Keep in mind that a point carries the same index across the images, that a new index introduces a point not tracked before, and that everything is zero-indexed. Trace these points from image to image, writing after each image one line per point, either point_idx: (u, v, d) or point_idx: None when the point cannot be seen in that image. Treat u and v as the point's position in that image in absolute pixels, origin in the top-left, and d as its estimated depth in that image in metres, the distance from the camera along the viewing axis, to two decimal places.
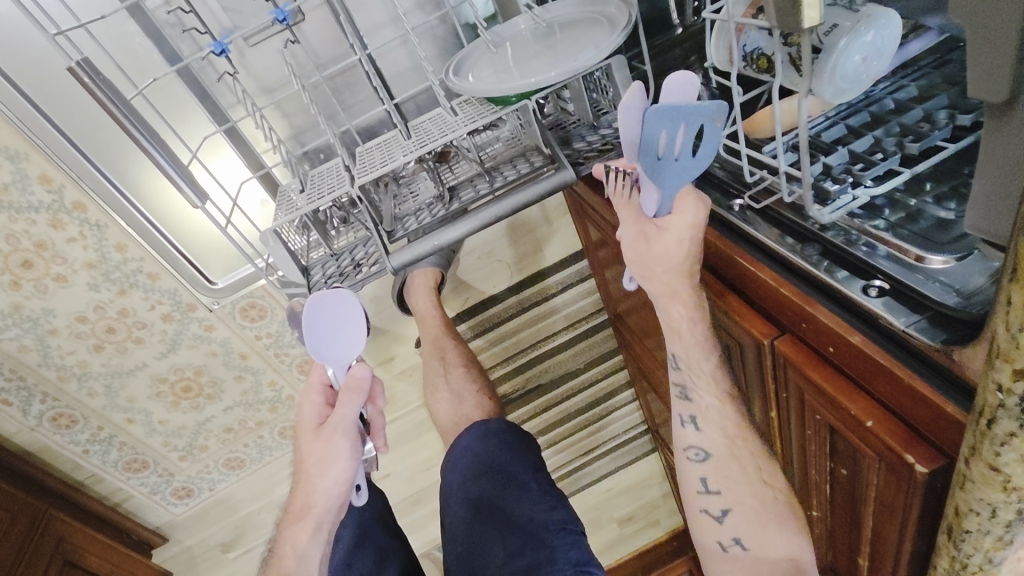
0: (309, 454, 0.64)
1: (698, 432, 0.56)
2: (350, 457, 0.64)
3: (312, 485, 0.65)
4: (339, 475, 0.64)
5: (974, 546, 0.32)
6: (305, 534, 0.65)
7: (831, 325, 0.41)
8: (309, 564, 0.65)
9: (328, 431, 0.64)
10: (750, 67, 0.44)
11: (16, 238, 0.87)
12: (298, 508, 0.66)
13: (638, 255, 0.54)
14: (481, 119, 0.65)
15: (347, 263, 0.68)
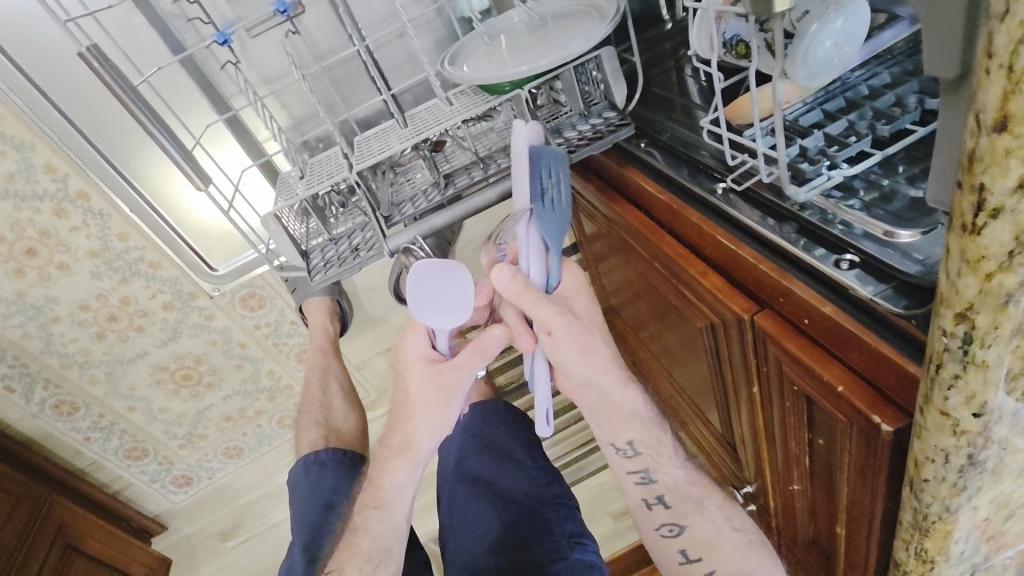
0: (416, 397, 0.60)
1: None
2: (456, 407, 0.61)
3: (415, 427, 0.62)
4: (444, 422, 0.62)
5: (933, 494, 0.34)
6: (400, 468, 0.65)
7: (806, 298, 0.44)
8: (401, 498, 0.67)
9: (446, 379, 0.58)
10: (730, 54, 0.46)
11: (20, 226, 0.89)
12: (397, 445, 0.64)
13: (574, 336, 0.56)
14: (475, 108, 0.68)
15: (345, 248, 0.70)
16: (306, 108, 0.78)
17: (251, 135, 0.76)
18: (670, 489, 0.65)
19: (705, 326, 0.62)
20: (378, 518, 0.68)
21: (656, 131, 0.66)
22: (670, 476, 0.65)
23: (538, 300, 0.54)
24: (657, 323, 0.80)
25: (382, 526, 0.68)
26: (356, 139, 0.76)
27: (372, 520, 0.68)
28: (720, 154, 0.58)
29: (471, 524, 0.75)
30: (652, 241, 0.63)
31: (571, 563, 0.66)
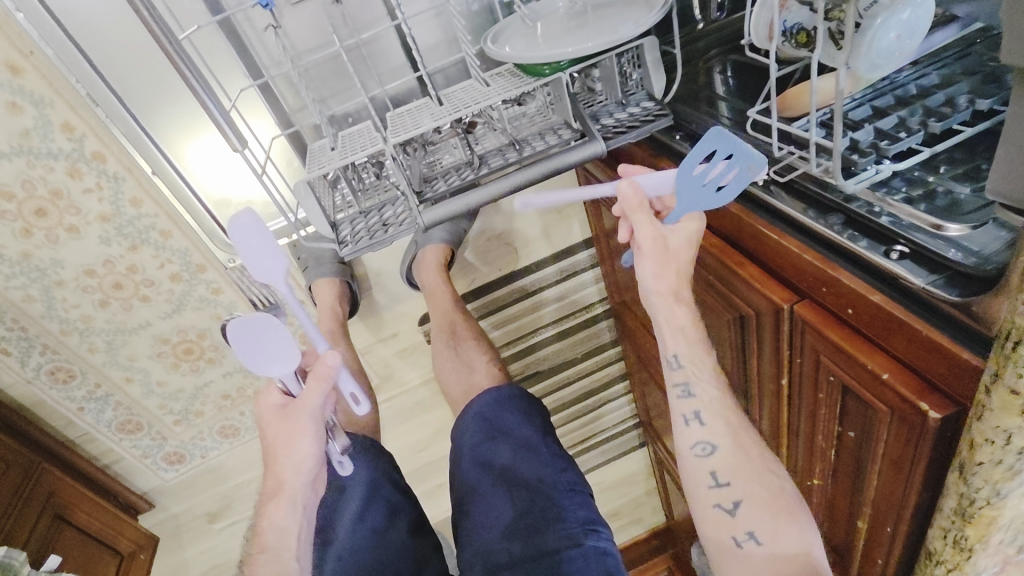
0: (276, 439, 0.62)
1: (692, 397, 0.58)
2: (314, 436, 0.62)
3: (282, 464, 0.62)
4: (311, 452, 0.62)
5: (984, 478, 0.35)
6: (283, 511, 0.62)
7: (855, 287, 0.44)
8: (288, 538, 0.62)
9: (292, 413, 0.61)
10: (789, 42, 0.46)
11: (32, 184, 0.87)
12: (268, 491, 0.63)
13: (659, 260, 0.57)
14: (515, 89, 0.67)
15: (375, 221, 0.70)
16: (340, 81, 0.78)
17: (283, 103, 0.75)
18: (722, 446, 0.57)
19: (733, 318, 0.62)
20: (266, 560, 0.61)
21: (694, 124, 0.66)
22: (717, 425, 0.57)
23: (644, 220, 0.57)
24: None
25: (271, 569, 0.60)
26: (389, 114, 0.75)
27: (258, 565, 0.61)
28: (760, 146, 0.58)
29: (484, 509, 0.75)
30: None
31: (586, 550, 0.68)
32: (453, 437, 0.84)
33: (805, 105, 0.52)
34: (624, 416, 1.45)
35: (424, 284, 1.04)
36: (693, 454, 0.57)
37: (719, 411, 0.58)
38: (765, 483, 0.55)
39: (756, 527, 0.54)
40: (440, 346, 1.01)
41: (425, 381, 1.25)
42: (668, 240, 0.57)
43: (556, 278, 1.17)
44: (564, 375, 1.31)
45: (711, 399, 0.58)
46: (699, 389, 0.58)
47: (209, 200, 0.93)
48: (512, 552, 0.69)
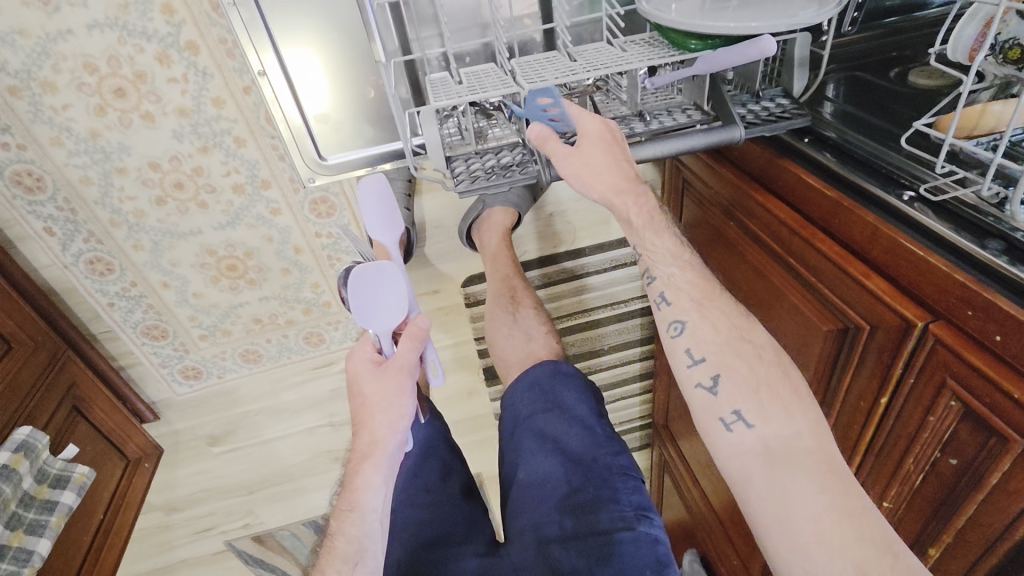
0: (374, 397, 0.64)
1: (671, 307, 0.64)
2: (410, 395, 0.65)
3: (378, 423, 0.64)
4: (406, 411, 0.65)
5: None
6: (377, 471, 0.64)
7: (1013, 314, 0.44)
8: (378, 497, 0.65)
9: (391, 372, 0.64)
10: (997, 57, 0.46)
11: (118, 61, 0.83)
12: (361, 449, 0.65)
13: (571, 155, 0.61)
14: (660, 57, 0.65)
15: (490, 164, 0.67)
16: (466, 18, 0.75)
17: (407, 30, 0.74)
18: (668, 282, 0.65)
19: (833, 329, 0.62)
20: (355, 519, 0.64)
21: (827, 130, 0.65)
22: (665, 272, 0.65)
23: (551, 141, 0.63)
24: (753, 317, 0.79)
25: (359, 526, 0.64)
26: (516, 60, 0.72)
27: (348, 521, 0.65)
28: (911, 162, 0.57)
29: (538, 480, 0.74)
30: (802, 236, 0.64)
31: (638, 535, 0.67)
32: (507, 401, 0.84)
33: (986, 126, 0.51)
34: (635, 414, 1.46)
35: (485, 245, 1.02)
36: (669, 335, 0.64)
37: (684, 289, 0.64)
38: (739, 355, 0.60)
39: (743, 407, 0.59)
40: (496, 310, 1.00)
41: (455, 344, 1.24)
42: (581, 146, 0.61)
43: (608, 265, 1.17)
44: (589, 363, 1.30)
45: (671, 276, 0.65)
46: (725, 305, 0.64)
47: (309, 114, 0.82)
48: (564, 527, 0.69)
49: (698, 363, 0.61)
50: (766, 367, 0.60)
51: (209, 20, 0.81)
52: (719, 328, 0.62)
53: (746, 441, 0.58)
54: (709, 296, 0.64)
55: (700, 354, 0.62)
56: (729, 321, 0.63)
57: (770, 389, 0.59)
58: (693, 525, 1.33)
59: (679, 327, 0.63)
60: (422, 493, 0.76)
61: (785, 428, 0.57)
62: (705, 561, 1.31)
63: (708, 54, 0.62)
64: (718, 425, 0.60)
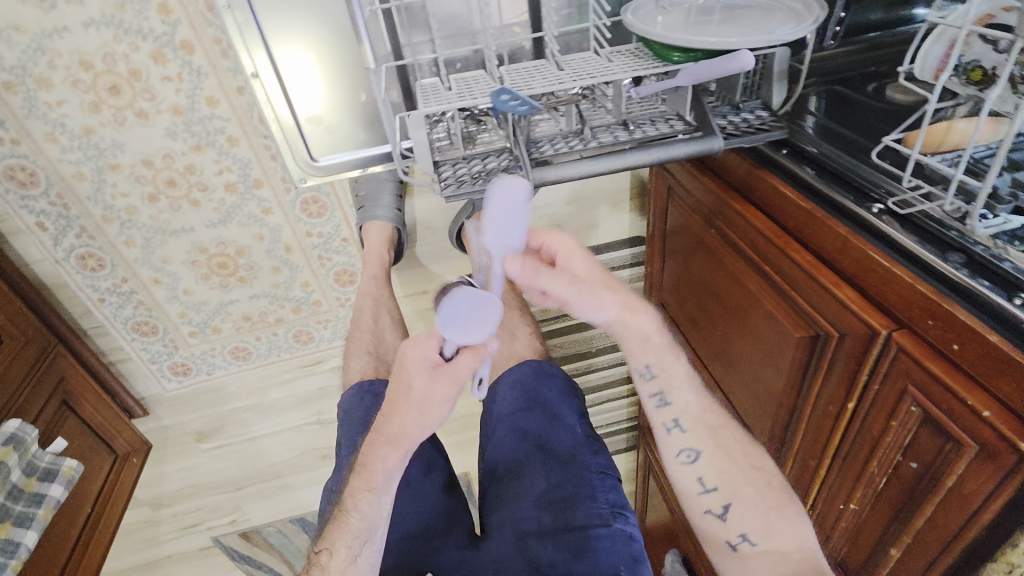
0: (418, 395, 0.65)
1: (683, 435, 0.70)
2: (451, 404, 0.66)
3: (411, 417, 0.66)
4: (439, 415, 0.67)
5: None
6: (396, 457, 0.67)
7: (969, 324, 0.46)
8: (391, 480, 0.67)
9: (443, 377, 0.65)
10: (958, 78, 0.48)
11: (113, 59, 0.83)
12: (389, 435, 0.67)
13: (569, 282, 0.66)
14: (643, 68, 0.67)
15: (477, 169, 0.69)
16: (456, 23, 0.77)
17: (399, 35, 0.76)
18: (684, 410, 0.70)
19: (805, 337, 0.64)
20: (371, 500, 0.67)
21: (803, 143, 0.67)
22: (681, 400, 0.70)
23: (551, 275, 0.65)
24: (731, 323, 0.81)
25: (372, 508, 0.67)
26: (504, 67, 0.74)
27: (364, 500, 0.67)
28: (881, 176, 0.59)
29: (518, 476, 0.76)
30: (778, 246, 0.66)
31: (614, 531, 0.69)
32: (491, 399, 0.86)
33: (950, 143, 0.53)
34: (620, 416, 1.48)
35: (473, 246, 1.04)
36: (681, 462, 0.70)
37: (698, 419, 0.70)
38: (750, 484, 0.66)
39: (749, 530, 0.66)
40: None
41: None
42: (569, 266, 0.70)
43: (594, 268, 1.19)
44: (574, 365, 1.32)
45: (686, 405, 0.70)
46: None
47: (301, 115, 0.81)
48: (542, 522, 0.71)
49: (710, 490, 0.68)
50: (775, 495, 0.66)
51: (204, 21, 0.82)
52: (732, 458, 0.68)
53: (753, 554, 0.65)
54: (722, 428, 0.70)
55: (714, 484, 0.68)
56: (742, 452, 0.68)
57: (779, 513, 0.65)
58: (674, 526, 1.35)
59: (692, 456, 0.69)
60: (403, 487, 0.78)
61: (790, 542, 0.63)
62: (685, 562, 1.33)
63: (690, 67, 0.64)
64: (731, 543, 0.67)
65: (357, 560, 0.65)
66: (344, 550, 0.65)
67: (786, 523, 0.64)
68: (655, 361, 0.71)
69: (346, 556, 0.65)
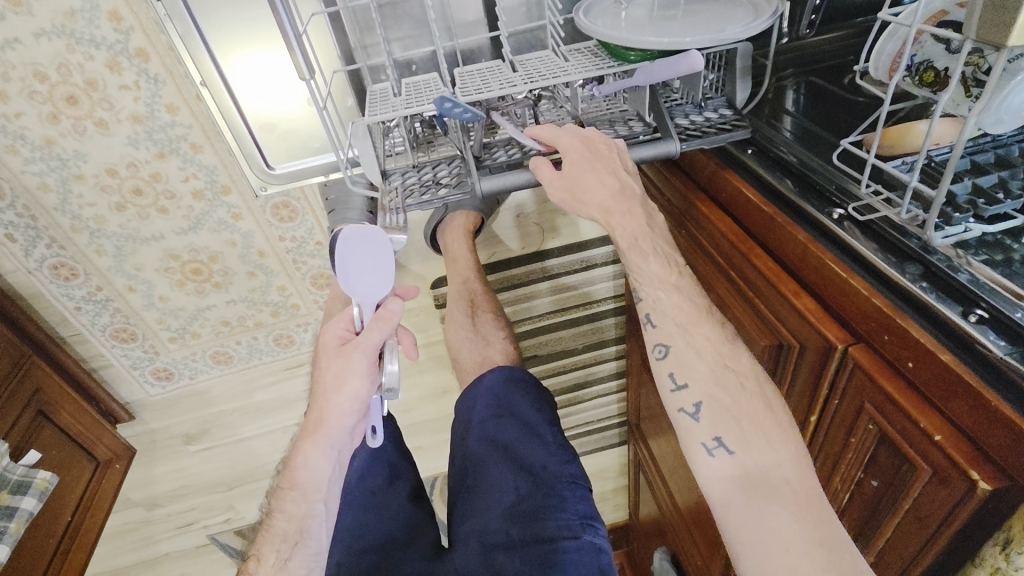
0: (331, 373, 0.68)
1: (658, 331, 0.62)
2: (365, 377, 0.67)
3: (329, 400, 0.67)
4: (357, 391, 0.67)
5: None
6: (318, 451, 0.67)
7: (922, 342, 0.43)
8: (319, 479, 0.67)
9: (347, 350, 0.67)
10: (912, 78, 0.45)
11: (68, 69, 0.82)
12: (311, 423, 0.68)
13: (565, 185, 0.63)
14: (597, 69, 0.63)
15: (427, 178, 0.67)
16: (411, 25, 0.74)
17: (348, 38, 0.73)
18: (654, 306, 0.62)
19: (768, 344, 0.61)
20: (296, 497, 0.66)
21: (767, 142, 0.65)
22: (653, 297, 0.63)
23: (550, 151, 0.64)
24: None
25: (300, 505, 0.66)
26: (458, 70, 0.71)
27: (289, 501, 0.66)
28: (844, 180, 0.56)
29: (487, 487, 0.74)
30: (740, 250, 0.63)
31: (582, 543, 0.68)
32: (461, 407, 0.84)
33: (909, 145, 0.50)
34: (611, 412, 1.46)
35: (447, 248, 1.01)
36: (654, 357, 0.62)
37: (670, 315, 0.61)
38: (726, 387, 0.57)
39: (724, 434, 0.56)
40: (457, 314, 1.00)
41: (425, 345, 1.22)
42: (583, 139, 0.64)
43: (577, 267, 1.15)
44: (560, 362, 1.30)
45: (659, 301, 0.62)
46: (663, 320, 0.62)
47: (254, 123, 0.87)
48: (510, 534, 0.69)
49: (680, 388, 0.59)
50: (754, 402, 0.56)
51: (156, 27, 0.80)
52: (703, 355, 0.59)
53: (728, 470, 0.55)
54: (697, 321, 0.60)
55: (685, 379, 0.59)
56: (714, 349, 0.59)
57: (756, 425, 0.55)
58: (664, 524, 1.34)
59: (662, 349, 0.61)
60: (370, 497, 0.77)
61: (769, 461, 0.54)
62: (676, 560, 1.32)
63: (646, 67, 0.61)
64: (706, 460, 0.56)
65: (287, 564, 0.63)
66: (273, 555, 0.63)
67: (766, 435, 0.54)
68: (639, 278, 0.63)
69: (275, 559, 0.63)
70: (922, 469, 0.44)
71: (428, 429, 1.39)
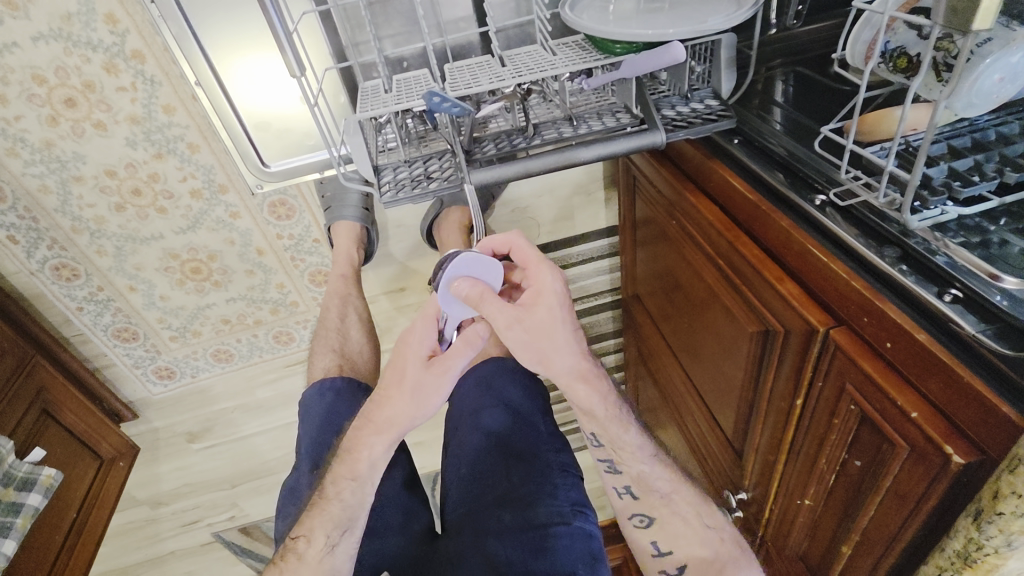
0: (410, 382, 0.64)
1: (635, 501, 0.68)
2: (444, 395, 0.64)
3: (403, 408, 0.64)
4: (433, 404, 0.64)
5: (999, 528, 0.39)
6: (381, 444, 0.66)
7: (899, 322, 0.44)
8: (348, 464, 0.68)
9: (436, 369, 0.63)
10: (887, 64, 0.46)
11: (65, 72, 0.83)
12: (381, 421, 0.65)
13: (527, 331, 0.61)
14: (584, 62, 0.64)
15: (419, 172, 0.68)
16: (402, 22, 0.75)
17: (339, 36, 0.75)
18: (636, 480, 0.67)
19: (755, 332, 0.62)
20: (354, 488, 0.67)
21: (753, 132, 0.66)
22: (632, 469, 0.68)
23: (495, 301, 0.61)
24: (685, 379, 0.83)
25: (356, 494, 0.67)
26: (448, 66, 0.72)
27: (345, 489, 0.67)
28: (825, 166, 0.57)
29: (481, 475, 0.75)
30: (727, 239, 0.64)
31: (573, 529, 0.67)
32: (456, 398, 0.85)
33: (885, 130, 0.51)
34: None
35: (442, 242, 1.02)
36: (633, 525, 0.68)
37: (651, 487, 0.67)
38: (703, 540, 0.64)
39: None
40: None
41: None
42: (531, 311, 0.61)
43: (572, 260, 1.16)
44: None
45: (638, 475, 0.67)
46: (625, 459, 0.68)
47: (248, 122, 0.88)
48: (502, 520, 0.69)
49: (663, 554, 0.65)
50: (729, 551, 0.63)
51: (152, 29, 0.81)
52: (685, 522, 0.65)
53: None
54: (676, 487, 0.68)
55: (668, 547, 0.65)
56: (693, 512, 0.66)
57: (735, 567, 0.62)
58: None
59: (644, 520, 0.67)
60: None
61: (698, 552, 0.64)
62: None
63: (631, 58, 0.63)
64: (653, 563, 0.67)
65: (335, 549, 0.67)
66: (322, 539, 0.66)
67: None
68: (601, 431, 0.67)
69: (325, 544, 0.66)
70: (901, 446, 0.45)
71: (428, 424, 1.40)
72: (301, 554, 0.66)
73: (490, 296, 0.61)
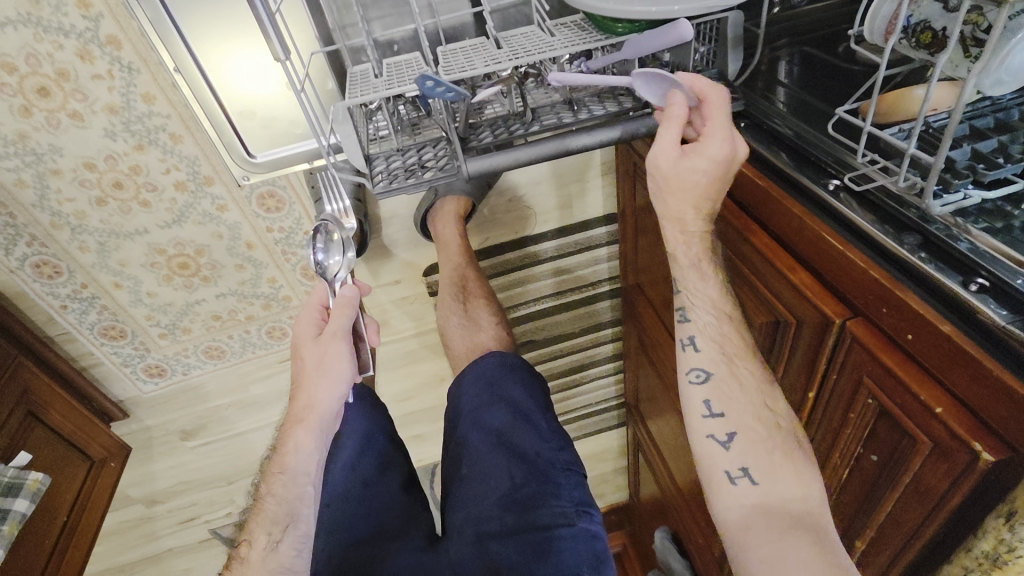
0: (309, 361, 0.68)
1: (698, 354, 0.59)
2: (348, 357, 0.67)
3: (315, 385, 0.66)
4: (342, 374, 0.67)
5: None
6: (310, 435, 0.66)
7: (921, 313, 0.42)
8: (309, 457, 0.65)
9: (326, 338, 0.67)
10: (908, 40, 0.44)
11: (37, 59, 0.79)
12: (299, 411, 0.67)
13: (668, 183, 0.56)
14: (585, 42, 0.61)
15: (413, 161, 0.65)
16: (392, 3, 0.71)
17: (326, 19, 0.71)
18: (701, 330, 0.59)
19: (766, 322, 0.60)
20: None
21: (761, 114, 0.63)
22: (701, 319, 0.59)
23: (673, 126, 0.54)
24: None
25: None
26: (440, 48, 0.69)
27: None
28: (841, 150, 0.54)
29: (480, 475, 0.73)
30: (735, 226, 0.61)
31: (577, 531, 0.67)
32: (455, 393, 0.83)
33: (905, 112, 0.49)
34: (609, 394, 1.45)
35: (438, 233, 0.99)
36: (688, 381, 0.59)
37: (716, 339, 0.58)
38: (759, 417, 0.55)
39: (751, 464, 0.54)
40: (447, 299, 1.00)
41: (418, 333, 1.20)
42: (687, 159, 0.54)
43: (572, 249, 1.14)
44: (557, 346, 1.29)
45: (705, 325, 0.59)
46: (694, 314, 0.60)
47: (232, 110, 0.85)
48: (504, 523, 0.68)
49: (715, 416, 0.56)
50: (786, 438, 0.54)
51: (126, 13, 0.77)
52: (745, 390, 0.56)
53: (751, 498, 0.53)
54: (744, 354, 0.57)
55: (721, 408, 0.56)
56: (758, 385, 0.56)
57: (785, 457, 0.53)
58: (664, 502, 1.34)
59: (701, 374, 0.58)
60: (360, 488, 0.77)
61: (751, 423, 0.55)
62: (678, 539, 1.32)
63: (634, 39, 0.59)
64: (701, 425, 0.57)
65: (278, 546, 0.63)
66: (263, 537, 0.63)
67: (795, 468, 0.53)
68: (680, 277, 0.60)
69: (266, 542, 0.63)
70: (923, 443, 0.44)
71: (427, 417, 1.38)
72: (244, 559, 0.63)
73: (672, 117, 0.54)
